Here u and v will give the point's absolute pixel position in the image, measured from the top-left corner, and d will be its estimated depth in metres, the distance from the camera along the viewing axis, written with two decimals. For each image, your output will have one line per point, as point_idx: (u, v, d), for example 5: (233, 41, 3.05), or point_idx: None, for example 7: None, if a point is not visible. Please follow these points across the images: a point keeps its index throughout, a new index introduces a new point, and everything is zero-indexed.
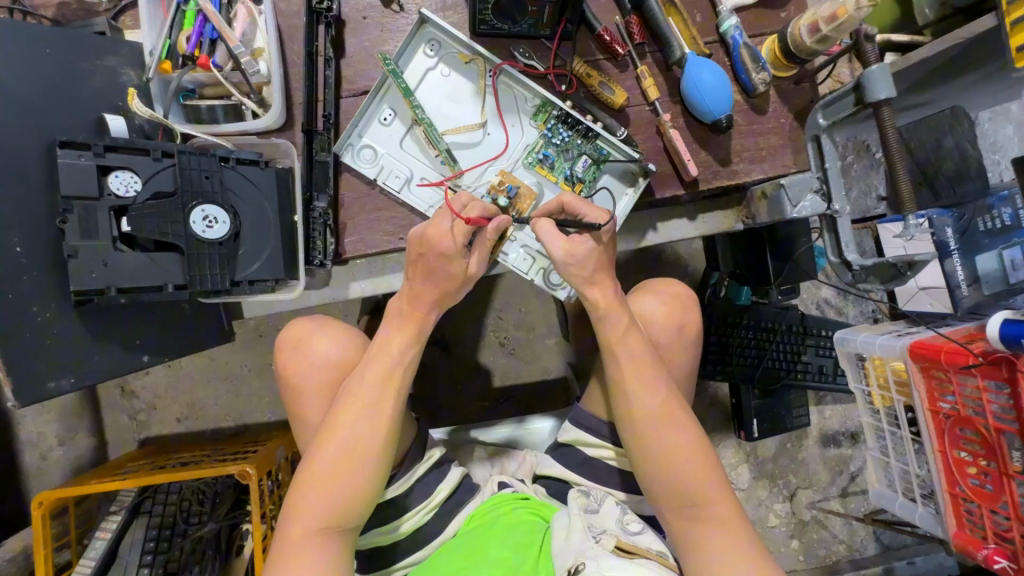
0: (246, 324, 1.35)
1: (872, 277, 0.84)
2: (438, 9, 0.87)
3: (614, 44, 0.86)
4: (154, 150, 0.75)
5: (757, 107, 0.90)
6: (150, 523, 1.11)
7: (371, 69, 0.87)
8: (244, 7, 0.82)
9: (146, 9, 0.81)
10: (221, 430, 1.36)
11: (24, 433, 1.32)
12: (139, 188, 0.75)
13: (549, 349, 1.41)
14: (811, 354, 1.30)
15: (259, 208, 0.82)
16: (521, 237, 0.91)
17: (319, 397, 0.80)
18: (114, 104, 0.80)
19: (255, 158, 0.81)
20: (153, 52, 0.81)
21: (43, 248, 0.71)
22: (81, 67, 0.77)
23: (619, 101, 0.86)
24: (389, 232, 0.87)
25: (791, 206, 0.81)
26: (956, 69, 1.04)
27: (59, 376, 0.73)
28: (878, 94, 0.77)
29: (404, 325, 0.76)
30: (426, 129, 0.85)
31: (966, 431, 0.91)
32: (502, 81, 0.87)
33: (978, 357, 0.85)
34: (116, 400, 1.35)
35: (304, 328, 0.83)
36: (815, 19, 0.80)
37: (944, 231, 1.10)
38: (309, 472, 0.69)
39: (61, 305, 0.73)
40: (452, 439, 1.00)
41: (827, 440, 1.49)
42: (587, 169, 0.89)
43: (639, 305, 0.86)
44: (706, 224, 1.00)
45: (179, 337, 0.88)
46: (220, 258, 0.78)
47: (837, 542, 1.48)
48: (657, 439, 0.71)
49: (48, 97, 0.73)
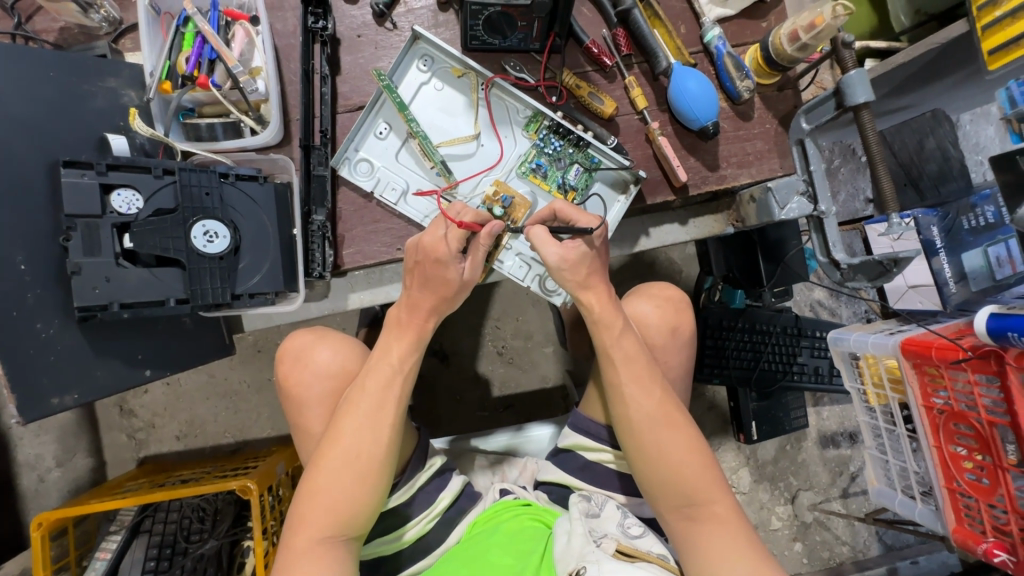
0: (246, 339, 1.36)
1: (859, 276, 0.83)
2: (430, 26, 0.90)
3: (602, 56, 0.88)
4: (155, 167, 0.76)
5: (743, 113, 0.92)
6: (151, 541, 1.10)
7: (366, 85, 0.89)
8: (242, 28, 0.84)
9: (145, 31, 0.82)
10: (220, 447, 1.36)
11: (21, 456, 1.31)
12: (141, 205, 0.76)
13: (547, 358, 1.42)
14: (806, 355, 1.32)
15: (259, 222, 0.84)
16: (516, 245, 0.92)
17: (320, 407, 0.81)
18: (115, 123, 0.82)
19: (254, 174, 0.83)
20: (153, 72, 0.82)
21: (47, 265, 0.73)
22: (84, 88, 0.79)
23: (609, 110, 0.89)
24: (387, 243, 0.89)
25: (778, 209, 0.84)
26: (933, 75, 1.08)
27: (63, 392, 0.74)
28: (857, 98, 0.79)
29: (402, 332, 0.77)
30: (421, 142, 0.87)
31: (961, 426, 0.92)
32: (495, 93, 0.90)
33: (968, 352, 0.86)
34: (115, 418, 1.35)
35: (301, 340, 0.84)
36: (795, 28, 0.82)
37: (930, 230, 1.15)
38: (314, 481, 0.70)
39: (65, 321, 0.74)
40: (453, 448, 1.00)
41: (825, 441, 1.50)
42: (579, 177, 0.91)
43: (634, 308, 0.87)
44: (697, 228, 1.02)
45: (183, 351, 0.88)
46: (220, 272, 0.80)
47: (839, 544, 1.48)
48: (654, 441, 0.72)
49: (49, 118, 0.75)
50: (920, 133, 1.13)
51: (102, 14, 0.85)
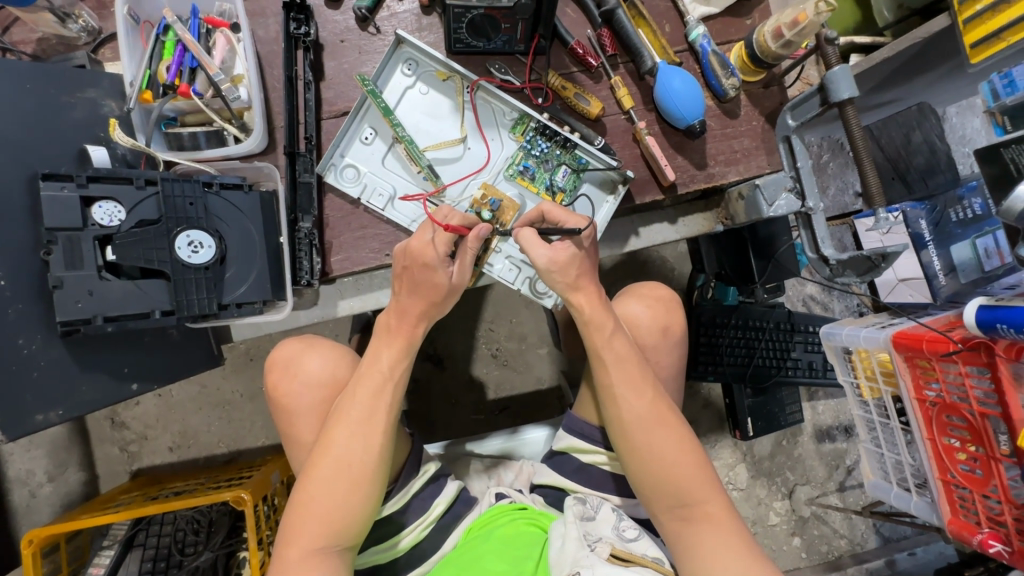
0: (238, 347, 1.35)
1: (848, 270, 0.84)
2: (414, 30, 0.89)
3: (587, 57, 0.88)
4: (137, 178, 0.76)
5: (730, 111, 0.92)
6: (144, 555, 1.09)
7: (351, 90, 0.89)
8: (223, 35, 0.84)
9: (124, 40, 0.81)
10: (213, 457, 1.35)
11: (12, 472, 1.29)
12: (124, 217, 0.75)
13: (541, 359, 1.42)
14: (799, 350, 1.33)
15: (245, 231, 0.83)
16: (505, 248, 0.92)
17: (311, 417, 0.80)
18: (96, 134, 0.81)
19: (239, 183, 0.82)
20: (133, 82, 0.82)
21: (28, 280, 0.72)
22: (62, 100, 0.78)
23: (595, 110, 0.88)
24: (375, 248, 0.88)
25: (767, 206, 0.83)
26: (919, 69, 1.08)
27: (47, 409, 0.73)
28: (842, 94, 0.80)
29: (392, 339, 0.77)
30: (408, 146, 0.86)
31: (953, 418, 0.92)
32: (480, 96, 0.90)
33: (958, 344, 0.87)
34: (107, 431, 1.33)
35: (290, 350, 0.83)
36: (778, 24, 0.82)
37: (918, 223, 1.14)
38: (305, 492, 0.69)
39: (47, 336, 0.73)
40: (448, 453, 0.99)
41: (821, 436, 1.51)
42: (567, 178, 0.91)
43: (625, 309, 0.87)
44: (686, 227, 1.02)
45: (171, 362, 0.87)
46: (206, 282, 0.79)
47: (838, 538, 1.48)
48: (646, 441, 0.71)
49: (28, 131, 0.74)
50: (906, 126, 1.17)
51: (81, 23, 0.85)
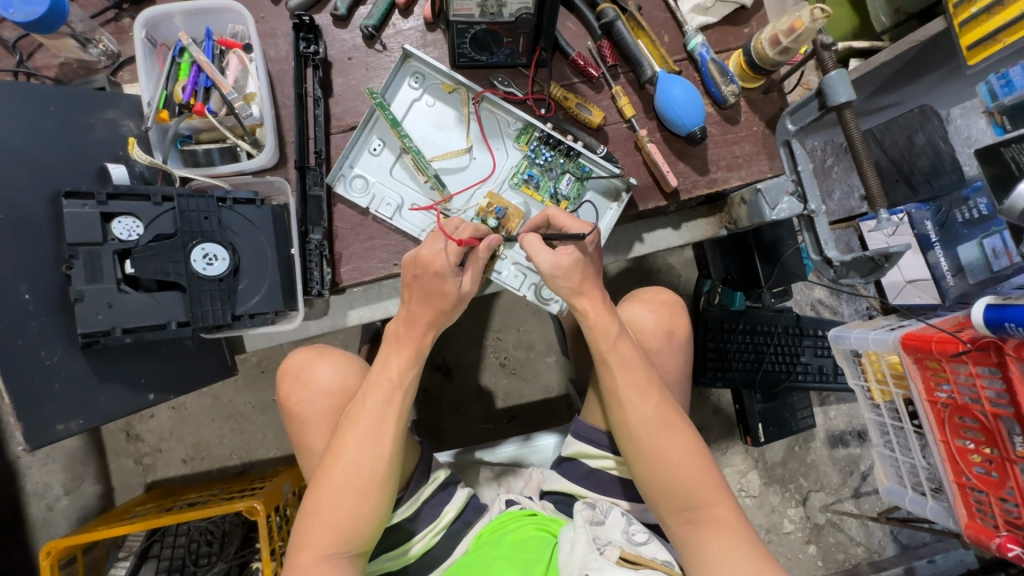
0: (250, 359, 1.37)
1: (852, 272, 0.84)
2: (419, 46, 0.92)
3: (588, 68, 0.90)
4: (155, 195, 0.79)
5: (729, 117, 0.93)
6: (160, 565, 1.11)
7: (359, 105, 0.91)
8: (236, 56, 0.87)
9: (144, 63, 0.86)
10: (227, 468, 1.36)
11: (29, 485, 1.33)
12: (142, 231, 0.78)
13: (550, 367, 1.42)
14: (809, 354, 1.32)
15: (258, 243, 0.85)
16: (511, 255, 0.93)
17: (322, 424, 0.82)
18: (115, 152, 0.84)
19: (251, 197, 0.84)
20: (151, 102, 0.85)
21: (51, 293, 0.74)
22: (84, 121, 0.81)
23: (597, 120, 0.90)
24: (384, 259, 0.90)
25: (769, 210, 0.86)
26: (919, 72, 1.08)
27: (67, 418, 0.75)
28: (839, 98, 0.80)
29: (401, 345, 0.78)
30: (415, 156, 0.89)
31: (966, 420, 0.91)
32: (485, 107, 0.92)
33: (967, 345, 0.86)
34: (122, 444, 1.35)
35: (302, 359, 0.85)
36: (775, 32, 0.84)
37: (923, 224, 1.16)
38: (317, 498, 0.70)
39: (68, 348, 0.76)
40: (459, 461, 1.00)
41: (834, 441, 1.49)
42: (571, 186, 0.92)
43: (629, 313, 0.88)
44: (690, 232, 1.05)
45: (186, 373, 0.89)
46: (221, 294, 0.81)
47: (854, 545, 1.46)
48: (652, 445, 0.72)
49: (51, 151, 0.77)
50: (910, 128, 1.13)
51: (101, 48, 0.89)
